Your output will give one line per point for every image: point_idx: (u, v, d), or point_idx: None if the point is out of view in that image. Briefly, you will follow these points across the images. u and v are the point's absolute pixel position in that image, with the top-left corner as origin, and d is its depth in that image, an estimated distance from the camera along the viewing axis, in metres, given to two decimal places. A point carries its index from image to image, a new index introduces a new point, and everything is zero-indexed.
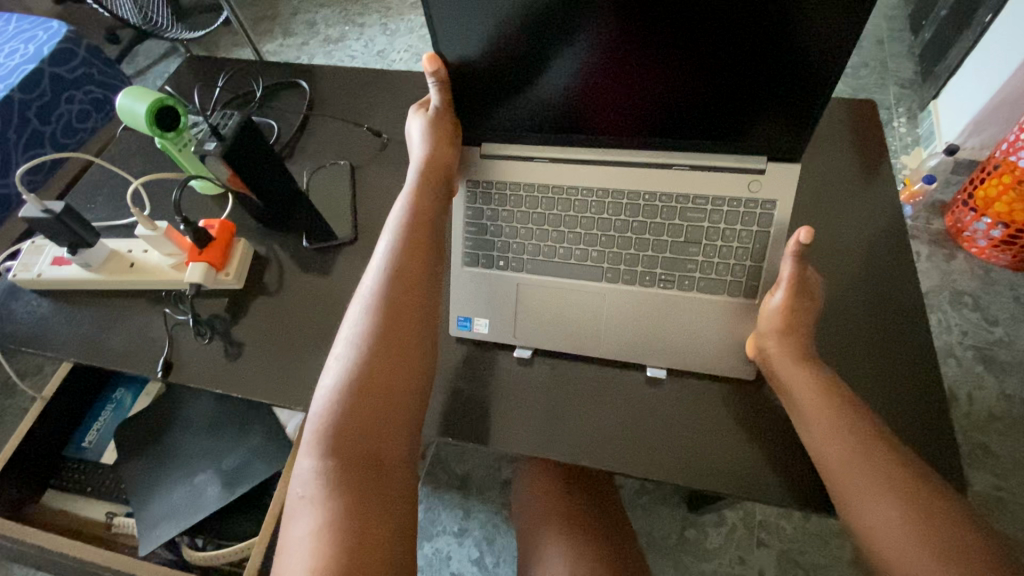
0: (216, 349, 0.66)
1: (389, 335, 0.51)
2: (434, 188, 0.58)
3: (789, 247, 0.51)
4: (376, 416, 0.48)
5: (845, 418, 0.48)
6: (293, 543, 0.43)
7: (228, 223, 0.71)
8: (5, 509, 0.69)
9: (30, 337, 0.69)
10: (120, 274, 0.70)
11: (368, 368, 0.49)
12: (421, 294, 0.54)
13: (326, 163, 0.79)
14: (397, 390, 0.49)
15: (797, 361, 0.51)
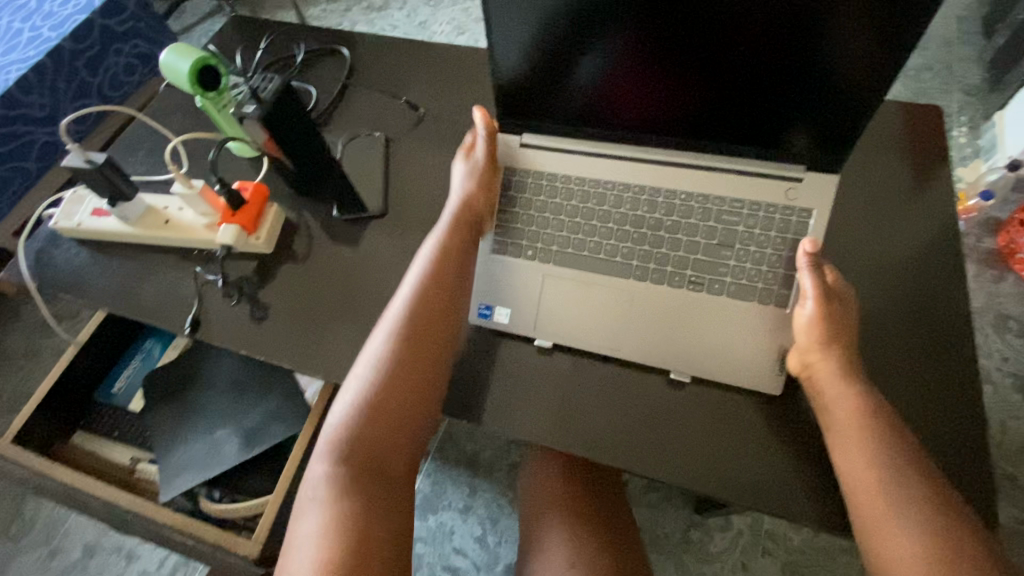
0: (243, 311, 0.68)
1: (408, 361, 0.53)
2: (466, 227, 0.59)
3: (801, 259, 0.52)
4: (387, 435, 0.51)
5: (878, 442, 0.46)
6: (301, 539, 0.47)
7: (261, 187, 0.71)
8: (37, 445, 0.72)
9: (70, 285, 0.71)
10: (155, 229, 0.71)
11: (384, 393, 0.51)
12: (444, 323, 0.55)
13: (361, 133, 0.79)
14: (410, 411, 0.52)
15: (839, 379, 0.49)
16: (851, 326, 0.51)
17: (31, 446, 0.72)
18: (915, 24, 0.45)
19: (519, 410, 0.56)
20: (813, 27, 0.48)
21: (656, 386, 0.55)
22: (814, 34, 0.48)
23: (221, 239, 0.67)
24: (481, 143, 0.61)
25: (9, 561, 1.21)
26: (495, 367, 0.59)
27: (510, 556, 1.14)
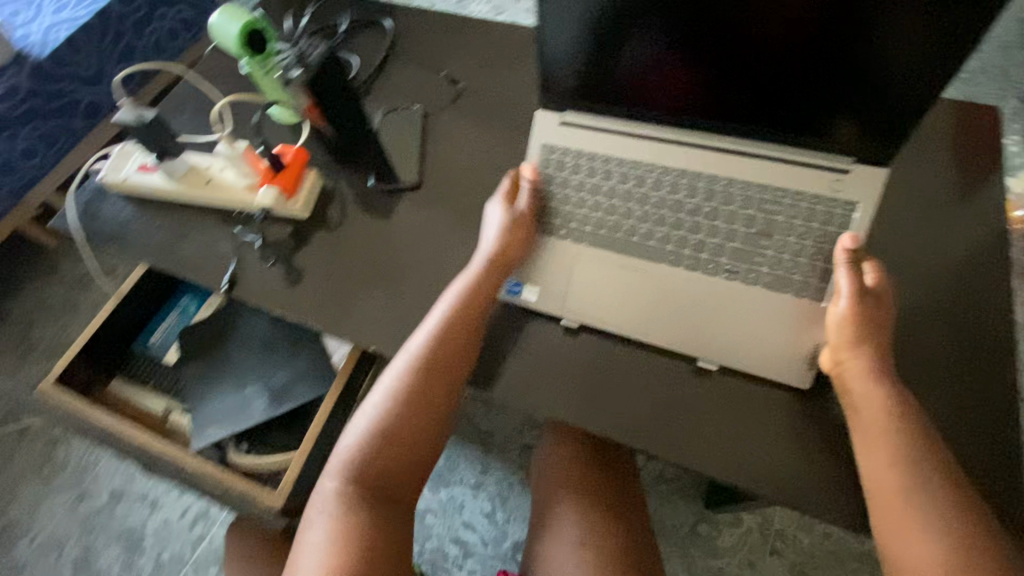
0: (278, 274, 0.69)
1: (422, 401, 0.54)
2: (495, 276, 0.58)
3: (839, 256, 0.52)
4: (395, 461, 0.54)
5: (904, 447, 0.46)
6: (309, 547, 0.51)
7: (302, 153, 0.72)
8: (78, 388, 0.76)
9: (115, 238, 0.74)
10: (197, 187, 0.73)
11: (395, 424, 0.54)
12: (462, 370, 0.56)
13: (399, 105, 0.79)
14: (419, 443, 0.54)
15: (871, 382, 0.48)
16: (887, 328, 0.50)
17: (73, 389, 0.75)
18: (977, 18, 0.44)
19: (544, 387, 0.57)
20: (871, 15, 0.46)
21: (683, 372, 0.55)
22: (872, 22, 0.47)
23: (262, 202, 0.70)
24: (523, 198, 0.60)
25: (44, 499, 1.28)
26: (522, 342, 0.59)
27: (517, 534, 1.16)
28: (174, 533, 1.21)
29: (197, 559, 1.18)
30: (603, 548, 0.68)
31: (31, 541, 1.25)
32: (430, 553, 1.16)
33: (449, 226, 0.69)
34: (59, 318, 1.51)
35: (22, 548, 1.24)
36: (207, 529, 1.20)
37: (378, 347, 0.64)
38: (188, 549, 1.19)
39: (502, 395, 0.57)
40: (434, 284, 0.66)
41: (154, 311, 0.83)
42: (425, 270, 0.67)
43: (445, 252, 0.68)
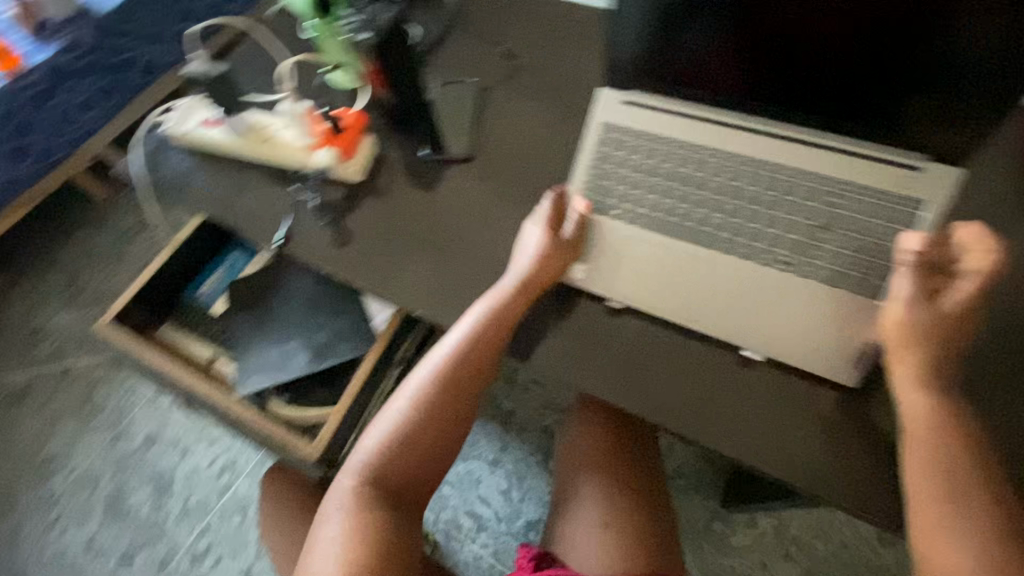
0: (329, 235, 0.71)
1: (442, 410, 0.56)
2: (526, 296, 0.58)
3: (903, 259, 0.50)
4: (412, 464, 0.55)
5: (947, 455, 0.45)
6: (323, 542, 0.52)
7: (360, 117, 0.73)
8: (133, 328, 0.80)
9: (177, 188, 0.77)
10: (256, 144, 0.75)
11: (416, 428, 0.55)
12: (483, 384, 0.57)
13: (456, 78, 0.79)
14: (434, 450, 0.56)
15: (917, 390, 0.48)
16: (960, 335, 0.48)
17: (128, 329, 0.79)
18: None
19: (587, 364, 0.58)
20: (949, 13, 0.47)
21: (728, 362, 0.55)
22: (949, 20, 0.47)
23: (320, 163, 0.72)
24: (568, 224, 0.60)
25: (83, 436, 1.35)
26: (567, 318, 0.60)
27: (531, 513, 1.17)
28: (202, 480, 1.25)
29: (222, 506, 1.22)
30: (625, 533, 0.68)
31: (69, 475, 1.31)
32: (445, 523, 1.19)
33: (499, 199, 0.70)
34: (106, 267, 1.58)
35: (60, 481, 1.31)
36: (233, 479, 1.25)
37: (423, 312, 0.65)
38: (214, 496, 1.23)
39: (545, 368, 0.58)
40: (480, 257, 0.67)
41: (204, 262, 0.85)
42: (474, 242, 0.68)
43: (494, 226, 0.68)
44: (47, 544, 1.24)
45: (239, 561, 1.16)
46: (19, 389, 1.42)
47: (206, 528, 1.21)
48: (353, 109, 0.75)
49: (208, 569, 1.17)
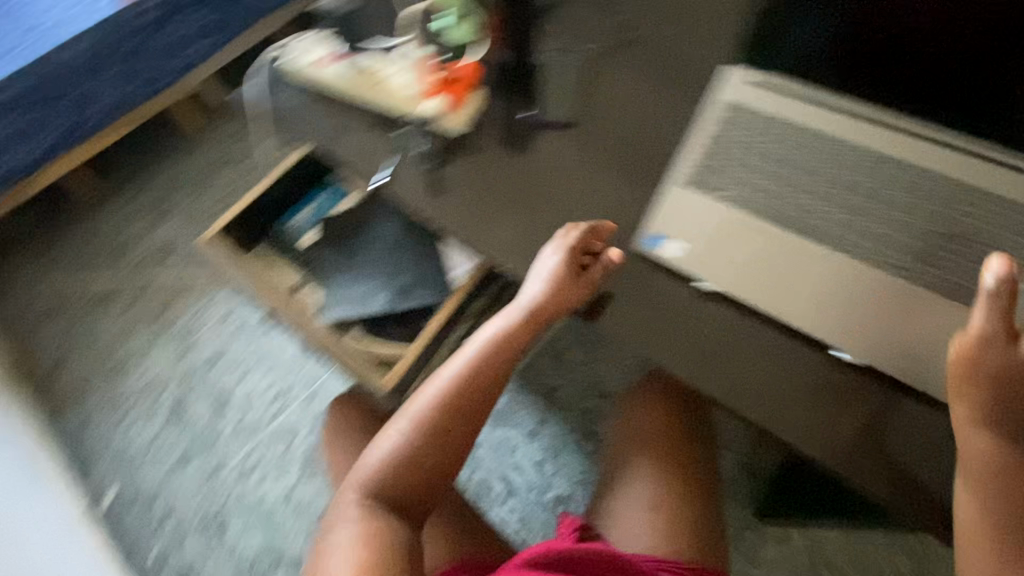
0: (426, 182, 0.73)
1: (441, 434, 0.60)
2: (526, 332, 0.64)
3: (986, 291, 0.47)
4: (412, 478, 0.60)
5: (994, 491, 0.46)
6: (331, 546, 0.57)
7: (473, 73, 0.76)
8: (236, 246, 0.87)
9: (290, 121, 0.81)
10: (367, 86, 0.78)
11: (416, 447, 0.60)
12: (481, 411, 0.62)
13: (568, 45, 0.79)
14: (434, 470, 0.61)
15: (971, 429, 0.47)
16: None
17: (230, 245, 0.86)
18: None
19: (669, 340, 0.58)
20: None
21: (812, 361, 0.54)
22: None
23: (426, 110, 0.74)
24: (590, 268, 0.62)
25: (155, 344, 1.45)
26: (654, 293, 0.60)
27: (561, 488, 1.19)
28: (257, 403, 1.33)
29: (272, 429, 1.30)
30: (677, 514, 0.69)
31: (139, 378, 1.41)
32: (476, 483, 1.22)
33: (596, 167, 0.69)
34: (192, 192, 1.67)
35: (130, 381, 1.41)
36: (285, 407, 1.32)
37: (510, 269, 0.67)
38: (265, 420, 1.31)
39: (626, 338, 0.59)
40: (573, 223, 0.67)
41: (299, 197, 0.89)
42: (568, 206, 0.68)
43: (590, 193, 0.68)
44: (114, 436, 1.35)
45: (282, 483, 1.24)
46: (104, 293, 1.54)
47: (256, 447, 1.28)
48: (466, 64, 0.76)
49: (253, 485, 1.24)
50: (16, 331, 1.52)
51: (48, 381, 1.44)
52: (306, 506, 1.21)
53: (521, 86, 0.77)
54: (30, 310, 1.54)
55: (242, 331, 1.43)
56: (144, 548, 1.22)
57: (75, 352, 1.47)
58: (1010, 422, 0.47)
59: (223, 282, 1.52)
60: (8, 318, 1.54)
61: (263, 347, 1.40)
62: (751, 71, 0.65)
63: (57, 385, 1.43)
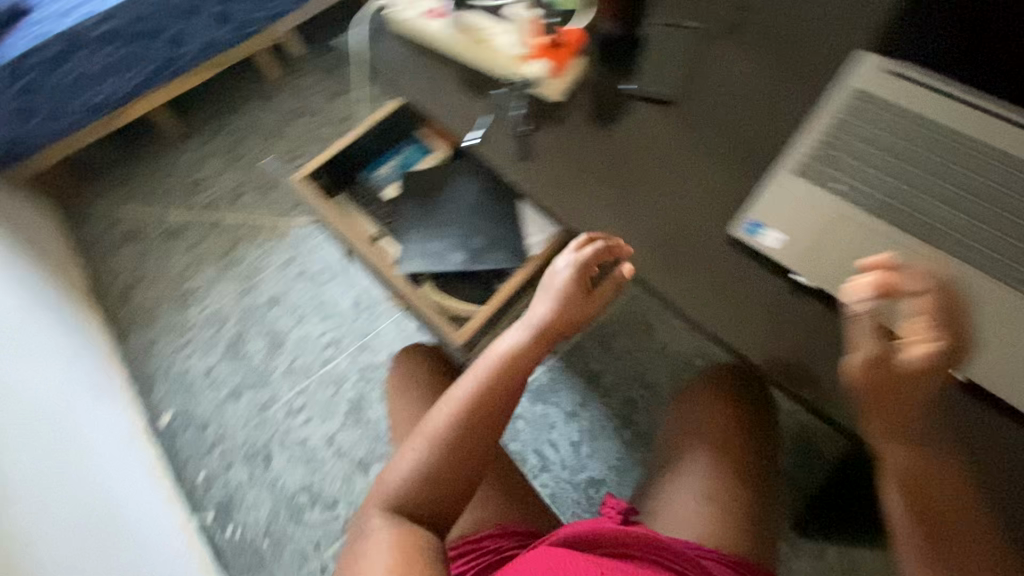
0: (517, 145, 0.73)
1: (460, 443, 0.63)
2: (538, 347, 0.68)
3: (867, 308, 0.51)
4: (433, 487, 0.62)
5: (906, 488, 0.55)
6: (359, 553, 0.59)
7: (579, 40, 0.75)
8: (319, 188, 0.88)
9: (388, 71, 0.81)
10: (471, 44, 0.77)
11: (436, 457, 0.62)
12: (496, 420, 0.64)
13: (679, 20, 0.76)
14: (454, 478, 0.62)
15: (886, 441, 0.54)
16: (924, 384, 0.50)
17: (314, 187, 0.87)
18: None
19: (759, 334, 0.58)
20: None
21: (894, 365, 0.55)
22: None
23: (531, 73, 0.74)
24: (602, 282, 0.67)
25: (218, 280, 1.52)
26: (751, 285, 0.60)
27: (595, 471, 1.20)
28: (309, 348, 1.39)
29: (322, 374, 1.36)
30: (731, 512, 0.70)
31: (201, 310, 1.49)
32: (511, 454, 1.24)
33: (695, 148, 0.68)
34: (266, 140, 1.73)
35: (193, 312, 1.49)
36: (335, 355, 1.38)
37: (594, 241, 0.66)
38: (317, 365, 1.37)
39: (712, 327, 0.59)
40: (664, 202, 0.66)
41: (385, 149, 0.91)
42: (662, 185, 0.67)
43: (686, 175, 0.67)
44: (173, 362, 1.43)
45: (326, 426, 1.29)
46: (176, 226, 1.62)
47: (304, 389, 1.34)
48: (572, 30, 0.76)
49: (299, 425, 1.30)
50: (94, 252, 1.61)
51: (119, 303, 1.53)
52: (347, 450, 1.26)
53: (625, 58, 0.75)
54: (108, 235, 1.63)
55: (302, 279, 1.49)
56: (191, 470, 1.29)
57: (145, 278, 1.55)
58: (917, 431, 0.52)
59: (288, 229, 1.57)
60: (88, 239, 1.63)
61: (320, 296, 1.46)
62: (880, 62, 0.64)
63: (127, 306, 1.52)
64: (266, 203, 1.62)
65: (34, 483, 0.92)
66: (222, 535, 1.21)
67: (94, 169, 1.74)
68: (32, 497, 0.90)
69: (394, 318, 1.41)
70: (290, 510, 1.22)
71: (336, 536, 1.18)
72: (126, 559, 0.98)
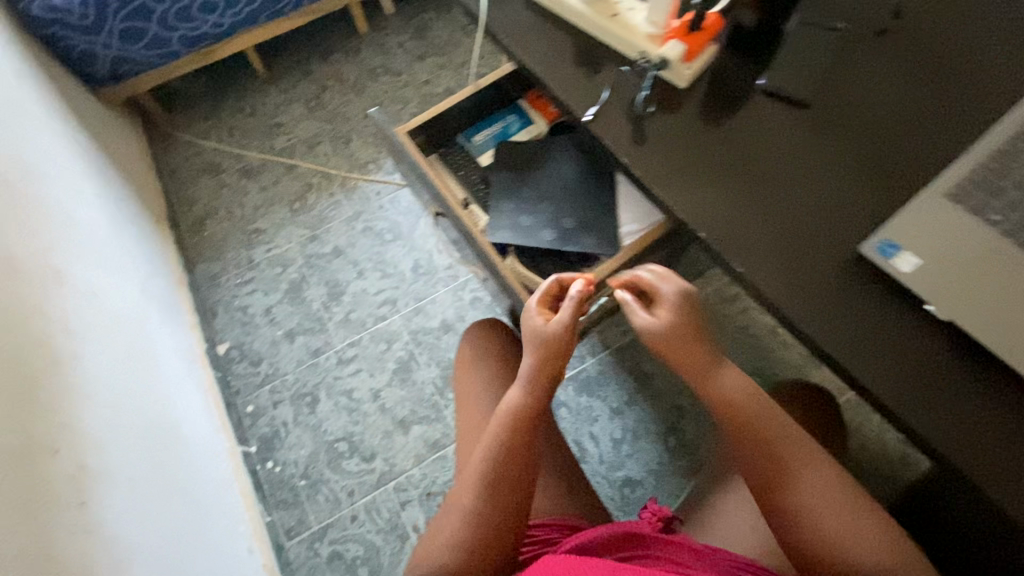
0: (632, 127, 0.70)
1: (499, 492, 0.67)
2: (544, 385, 0.72)
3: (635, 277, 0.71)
4: (481, 541, 0.65)
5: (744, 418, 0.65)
6: None
7: (717, 26, 0.71)
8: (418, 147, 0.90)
9: (508, 33, 0.79)
10: (602, 15, 0.75)
11: (479, 514, 0.66)
12: (526, 463, 0.68)
13: (826, 15, 0.71)
14: (500, 529, 0.66)
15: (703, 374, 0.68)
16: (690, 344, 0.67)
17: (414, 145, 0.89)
18: None
19: (874, 359, 0.56)
20: None
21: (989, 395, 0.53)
22: None
23: (666, 52, 0.69)
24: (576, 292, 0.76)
25: (287, 224, 1.56)
26: (872, 307, 0.57)
27: (632, 471, 1.18)
28: (366, 302, 1.42)
29: (374, 331, 1.38)
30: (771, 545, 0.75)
31: (268, 250, 1.52)
32: None
33: (827, 155, 0.64)
34: (348, 93, 1.74)
35: (260, 251, 1.53)
36: (390, 314, 1.40)
37: (705, 237, 0.63)
38: (371, 321, 1.40)
39: (823, 345, 0.57)
40: (785, 209, 0.63)
41: (484, 116, 0.92)
42: (784, 190, 0.64)
43: (811, 184, 0.63)
44: (236, 295, 1.47)
45: (374, 380, 1.32)
46: (253, 166, 1.66)
47: (356, 341, 1.37)
48: (713, 14, 0.71)
49: (347, 375, 1.34)
50: (173, 179, 1.66)
51: (191, 232, 1.58)
52: (390, 408, 1.29)
53: (762, 50, 0.71)
54: (188, 165, 1.68)
55: (367, 235, 1.51)
56: (241, 401, 1.33)
57: (218, 212, 1.60)
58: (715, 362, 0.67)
59: (359, 185, 1.59)
60: (169, 165, 1.68)
61: (382, 254, 1.48)
62: None
63: (198, 236, 1.57)
64: (341, 155, 1.64)
65: (112, 385, 0.96)
66: (263, 468, 1.26)
67: (183, 99, 1.79)
68: (110, 399, 0.94)
69: (452, 287, 1.42)
70: (329, 455, 1.26)
71: (370, 487, 1.22)
72: (182, 473, 1.02)
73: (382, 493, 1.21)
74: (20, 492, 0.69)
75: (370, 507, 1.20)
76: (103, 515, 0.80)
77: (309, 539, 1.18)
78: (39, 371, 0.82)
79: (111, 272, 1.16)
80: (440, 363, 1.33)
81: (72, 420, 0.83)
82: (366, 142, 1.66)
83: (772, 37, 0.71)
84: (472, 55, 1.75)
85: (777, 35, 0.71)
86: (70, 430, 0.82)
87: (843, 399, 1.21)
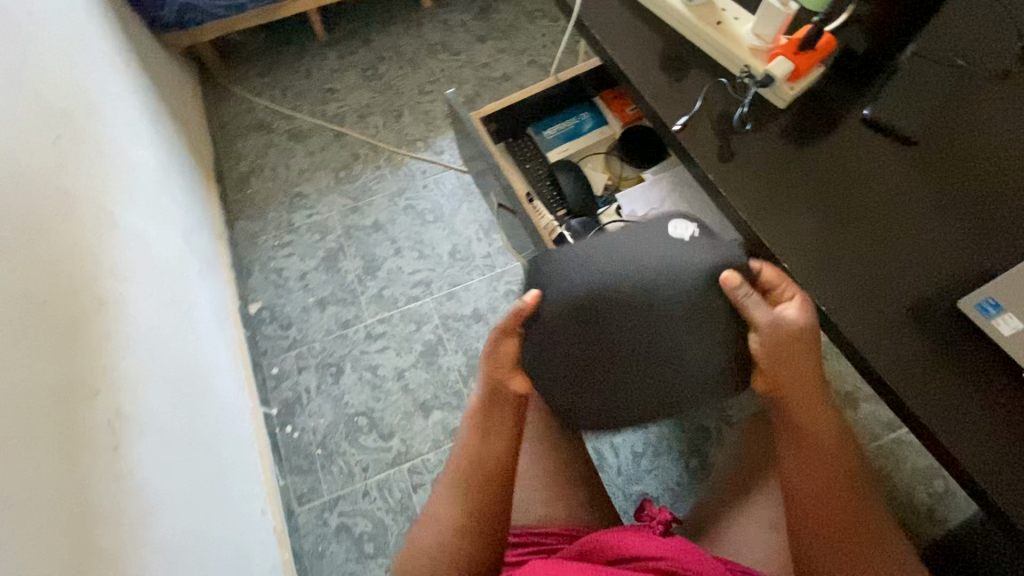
0: (718, 143, 0.70)
1: (467, 481, 0.68)
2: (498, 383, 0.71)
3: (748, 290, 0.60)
4: (454, 530, 0.66)
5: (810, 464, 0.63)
6: None
7: (829, 46, 0.69)
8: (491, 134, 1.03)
9: (602, 30, 0.79)
10: (705, 23, 0.74)
11: (448, 502, 0.68)
12: (491, 453, 0.69)
13: (942, 55, 0.71)
14: (472, 519, 0.66)
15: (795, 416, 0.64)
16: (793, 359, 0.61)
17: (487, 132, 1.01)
18: None
19: (954, 415, 0.56)
20: None
21: None
22: None
23: (773, 69, 0.67)
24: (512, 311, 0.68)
25: (331, 192, 1.55)
26: (960, 364, 0.58)
27: (649, 487, 1.17)
28: (400, 280, 1.41)
29: (405, 311, 1.38)
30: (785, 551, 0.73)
31: (309, 216, 1.52)
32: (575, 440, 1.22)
33: (927, 199, 0.65)
34: (405, 67, 1.72)
35: (300, 216, 1.52)
36: (423, 296, 1.39)
37: (793, 268, 0.64)
38: (403, 299, 1.39)
39: (899, 389, 0.57)
40: (875, 248, 0.64)
41: (558, 111, 1.05)
42: (878, 227, 0.64)
43: (909, 224, 0.64)
44: (273, 257, 1.47)
45: (400, 360, 1.32)
46: (303, 129, 1.65)
47: (387, 318, 1.37)
48: (826, 34, 0.69)
49: (374, 351, 1.33)
50: (223, 133, 1.66)
51: (234, 187, 1.58)
52: (413, 390, 1.29)
53: (868, 83, 0.71)
54: (239, 120, 1.68)
55: (410, 212, 1.50)
56: (267, 362, 1.34)
57: (264, 171, 1.60)
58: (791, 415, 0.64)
59: (406, 160, 1.57)
60: (220, 119, 1.68)
61: (421, 235, 1.46)
62: None
63: (243, 192, 1.57)
64: (391, 128, 1.62)
65: (152, 334, 0.97)
66: (282, 432, 1.27)
67: (241, 54, 1.78)
68: (151, 346, 0.95)
69: (488, 277, 1.40)
70: (348, 428, 1.26)
71: (385, 466, 1.22)
72: (207, 426, 1.03)
73: (396, 473, 1.21)
74: (60, 429, 0.69)
75: (382, 485, 1.20)
76: (132, 463, 0.80)
77: (320, 508, 1.19)
78: (88, 313, 0.83)
79: (160, 218, 1.17)
80: (468, 351, 1.32)
81: (113, 363, 0.84)
82: (417, 118, 1.64)
83: (877, 67, 0.72)
84: (535, 42, 1.71)
85: (886, 69, 0.71)
86: (110, 373, 0.82)
87: (876, 445, 1.17)
